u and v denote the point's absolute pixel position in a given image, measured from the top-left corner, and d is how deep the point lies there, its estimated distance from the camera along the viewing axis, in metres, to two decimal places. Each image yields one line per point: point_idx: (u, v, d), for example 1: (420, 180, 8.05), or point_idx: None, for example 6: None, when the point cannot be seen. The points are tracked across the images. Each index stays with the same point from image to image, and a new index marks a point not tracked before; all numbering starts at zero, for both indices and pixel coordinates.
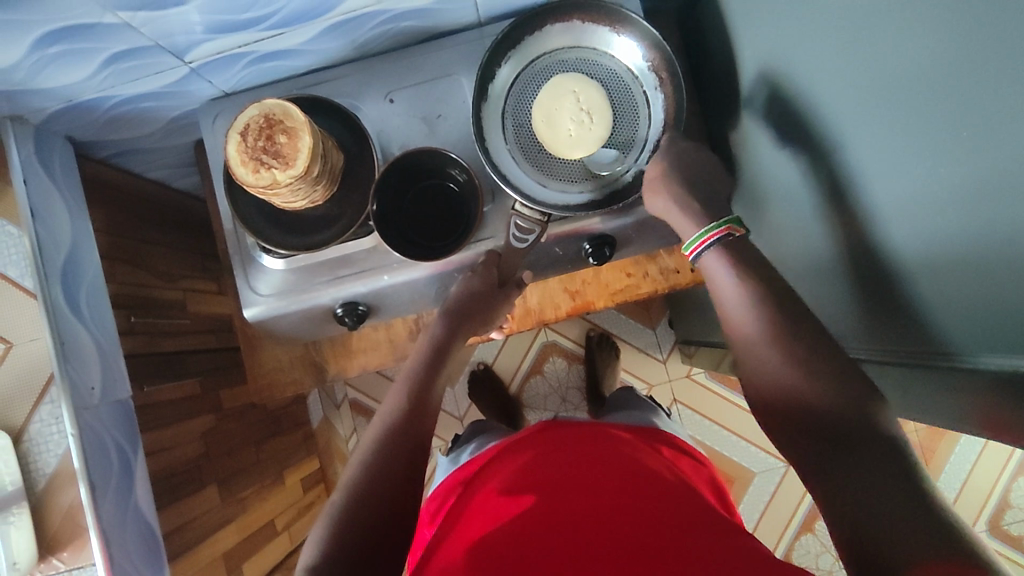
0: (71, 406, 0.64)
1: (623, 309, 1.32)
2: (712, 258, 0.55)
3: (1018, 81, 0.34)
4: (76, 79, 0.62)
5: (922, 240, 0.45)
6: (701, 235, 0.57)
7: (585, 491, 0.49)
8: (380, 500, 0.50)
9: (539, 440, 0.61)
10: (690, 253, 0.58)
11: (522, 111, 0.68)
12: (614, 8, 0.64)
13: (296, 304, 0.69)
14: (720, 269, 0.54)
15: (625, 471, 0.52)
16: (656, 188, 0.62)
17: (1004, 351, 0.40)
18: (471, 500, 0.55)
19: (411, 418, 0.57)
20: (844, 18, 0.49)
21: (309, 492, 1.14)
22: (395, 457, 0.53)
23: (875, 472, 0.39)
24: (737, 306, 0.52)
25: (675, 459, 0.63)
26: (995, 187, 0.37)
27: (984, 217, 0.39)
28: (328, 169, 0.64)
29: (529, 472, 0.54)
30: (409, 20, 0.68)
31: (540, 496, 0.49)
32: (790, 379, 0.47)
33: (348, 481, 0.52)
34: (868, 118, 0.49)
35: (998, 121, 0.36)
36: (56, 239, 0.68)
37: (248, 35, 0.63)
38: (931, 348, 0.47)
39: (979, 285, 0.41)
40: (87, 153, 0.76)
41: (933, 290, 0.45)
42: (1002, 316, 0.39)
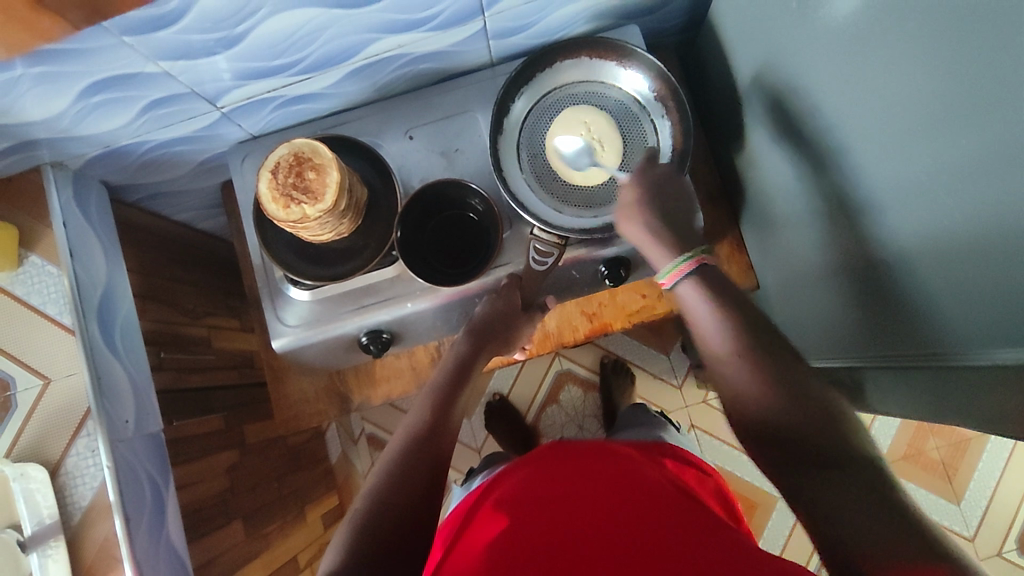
0: (107, 440, 0.65)
1: (636, 336, 1.34)
2: (689, 288, 0.56)
3: (1012, 89, 0.37)
4: (115, 126, 0.66)
5: (931, 243, 0.47)
6: (675, 266, 0.58)
7: (592, 500, 0.50)
8: (403, 508, 0.51)
9: (550, 451, 0.62)
10: (665, 282, 0.58)
11: (536, 142, 0.71)
12: (620, 43, 0.68)
13: (320, 334, 0.71)
14: (692, 295, 0.55)
15: (628, 480, 0.53)
16: (631, 216, 0.62)
17: (1009, 343, 0.42)
18: (479, 510, 0.56)
19: (432, 435, 0.58)
20: (841, 43, 0.52)
21: (328, 529, 1.14)
22: (414, 473, 0.54)
23: (843, 482, 0.41)
24: (702, 315, 0.54)
25: (681, 471, 0.64)
26: (998, 188, 0.40)
27: (990, 220, 0.41)
28: (354, 204, 0.67)
29: (532, 481, 0.55)
30: (427, 62, 0.72)
31: (548, 505, 0.50)
32: (767, 400, 0.48)
33: (364, 495, 0.53)
34: (869, 135, 0.52)
35: (997, 127, 0.39)
36: (93, 278, 0.70)
37: (277, 81, 0.67)
38: (939, 350, 0.49)
39: (988, 280, 0.43)
40: (119, 196, 0.80)
41: (941, 291, 0.47)
42: (1009, 311, 0.41)
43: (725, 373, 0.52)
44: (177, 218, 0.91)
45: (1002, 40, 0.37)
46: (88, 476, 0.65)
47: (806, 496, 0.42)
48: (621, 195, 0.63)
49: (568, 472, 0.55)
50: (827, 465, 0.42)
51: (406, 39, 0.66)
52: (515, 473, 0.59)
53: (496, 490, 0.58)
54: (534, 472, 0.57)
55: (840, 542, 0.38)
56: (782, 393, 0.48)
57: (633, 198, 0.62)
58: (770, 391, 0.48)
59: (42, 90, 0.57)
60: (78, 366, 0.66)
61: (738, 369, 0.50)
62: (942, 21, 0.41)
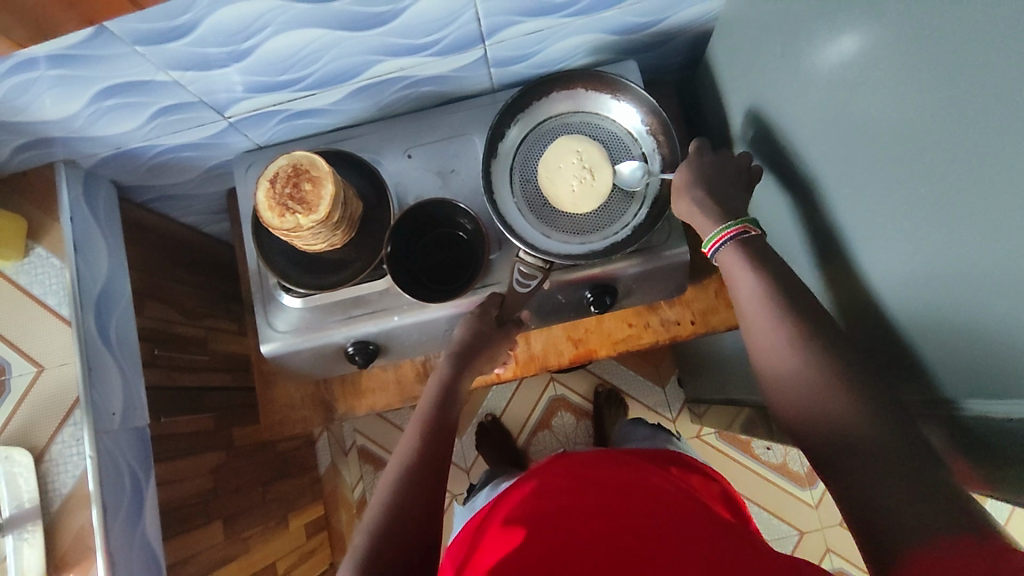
0: (93, 430, 0.67)
1: (633, 365, 1.34)
2: (729, 254, 0.57)
3: (981, 143, 0.38)
4: (126, 129, 0.69)
5: (911, 289, 0.48)
6: (717, 233, 0.58)
7: (591, 520, 0.49)
8: (401, 518, 0.52)
9: (547, 469, 0.62)
10: (708, 249, 0.59)
11: (529, 168, 0.73)
12: (614, 77, 0.70)
13: (309, 341, 0.73)
14: (738, 263, 0.56)
15: (621, 493, 0.53)
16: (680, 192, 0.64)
17: (1002, 397, 0.41)
18: (481, 536, 0.55)
19: (428, 455, 0.58)
20: (825, 86, 0.53)
21: (310, 539, 1.14)
22: (413, 500, 0.54)
23: (880, 479, 0.40)
24: (750, 298, 0.53)
25: (685, 476, 0.63)
26: (972, 237, 0.40)
27: (964, 267, 0.42)
28: (348, 216, 0.69)
29: (529, 503, 0.55)
30: (428, 85, 0.75)
31: (545, 528, 0.49)
32: (802, 373, 0.47)
33: (365, 529, 0.52)
34: (849, 177, 0.53)
35: (964, 178, 0.39)
36: (94, 273, 0.73)
37: (284, 95, 0.69)
38: (932, 398, 0.49)
39: (967, 328, 0.43)
40: (128, 196, 0.83)
41: (925, 331, 0.48)
42: (993, 359, 0.41)
43: (764, 352, 0.51)
44: (185, 221, 0.94)
45: (970, 90, 0.38)
46: (71, 464, 0.66)
47: (866, 514, 0.40)
48: (676, 175, 0.65)
49: (565, 492, 0.54)
50: (871, 467, 0.40)
51: (408, 63, 0.69)
52: (515, 494, 0.59)
53: (498, 511, 0.58)
54: (533, 492, 0.57)
55: (901, 561, 0.36)
56: (818, 366, 0.46)
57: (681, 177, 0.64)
58: (808, 362, 0.47)
59: (59, 91, 0.60)
60: (71, 357, 0.69)
61: (790, 361, 0.48)
62: (915, 72, 0.42)
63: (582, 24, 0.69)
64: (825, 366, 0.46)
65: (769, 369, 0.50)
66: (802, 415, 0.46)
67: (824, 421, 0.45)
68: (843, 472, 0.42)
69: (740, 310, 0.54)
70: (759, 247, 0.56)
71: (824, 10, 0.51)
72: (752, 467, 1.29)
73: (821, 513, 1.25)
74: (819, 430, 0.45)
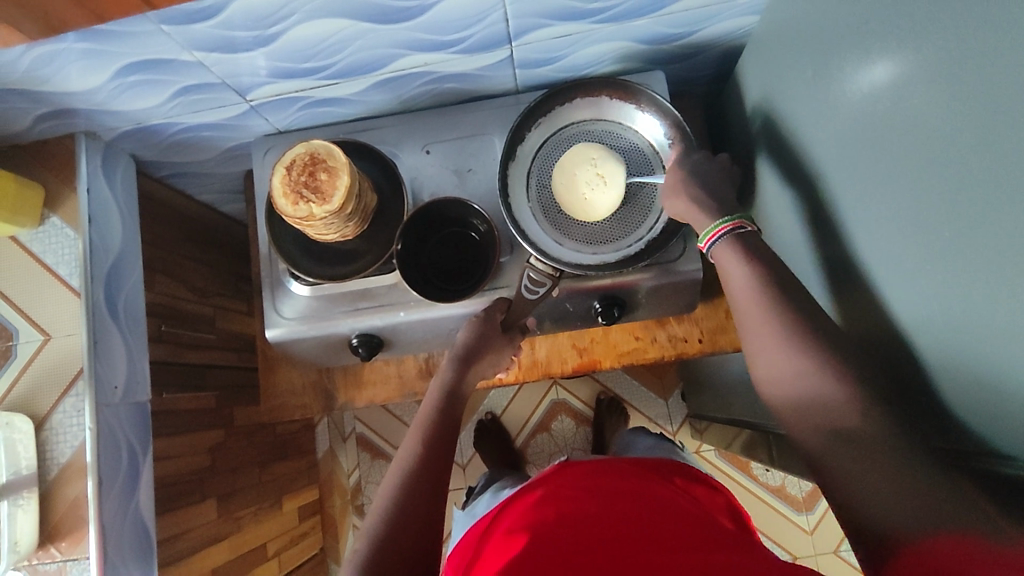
0: (95, 401, 0.68)
1: (636, 375, 1.33)
2: (724, 249, 0.56)
3: (1009, 193, 0.36)
4: (147, 105, 0.69)
5: (928, 331, 0.47)
6: (712, 228, 0.58)
7: (593, 536, 0.48)
8: (410, 514, 0.53)
9: (549, 478, 0.61)
10: (704, 245, 0.59)
11: (547, 173, 0.72)
12: (639, 87, 0.69)
13: (314, 330, 0.73)
14: (732, 260, 0.55)
15: (623, 506, 0.52)
16: (676, 189, 0.62)
17: (1017, 453, 0.40)
18: (483, 545, 0.54)
19: (431, 452, 0.58)
20: (854, 114, 0.52)
21: (302, 522, 1.15)
22: (416, 504, 0.53)
23: (898, 503, 0.40)
24: (755, 315, 0.53)
25: (687, 486, 0.62)
26: (992, 287, 0.39)
27: (982, 316, 0.40)
28: (361, 208, 0.69)
29: (533, 513, 0.54)
30: (452, 82, 0.75)
31: (547, 538, 0.48)
32: (810, 388, 0.48)
33: (365, 534, 0.52)
34: (872, 209, 0.52)
35: (990, 226, 0.38)
36: (106, 245, 0.74)
37: (307, 82, 0.69)
38: (943, 443, 0.48)
39: (980, 378, 0.42)
40: (147, 170, 0.83)
41: (935, 373, 0.47)
42: (1008, 413, 0.40)
43: (764, 362, 0.51)
44: (201, 199, 0.95)
45: (1002, 136, 0.36)
46: (70, 434, 0.67)
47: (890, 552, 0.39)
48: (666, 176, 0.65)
49: (569, 504, 0.53)
50: (888, 494, 0.40)
51: (433, 59, 0.68)
52: (520, 503, 0.58)
53: (501, 521, 0.56)
54: (537, 503, 0.55)
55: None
56: (827, 381, 0.47)
57: (674, 176, 0.64)
58: (818, 373, 0.48)
59: (84, 64, 0.60)
60: (77, 328, 0.69)
61: (808, 390, 0.48)
62: (948, 111, 0.41)
63: (611, 31, 0.68)
64: (835, 384, 0.47)
65: (769, 379, 0.51)
66: (822, 449, 0.46)
67: (834, 435, 0.45)
68: (861, 497, 0.42)
69: (747, 327, 0.54)
70: (752, 245, 0.56)
71: (858, 37, 0.50)
72: (751, 488, 1.27)
73: (816, 540, 1.24)
74: (839, 472, 0.44)
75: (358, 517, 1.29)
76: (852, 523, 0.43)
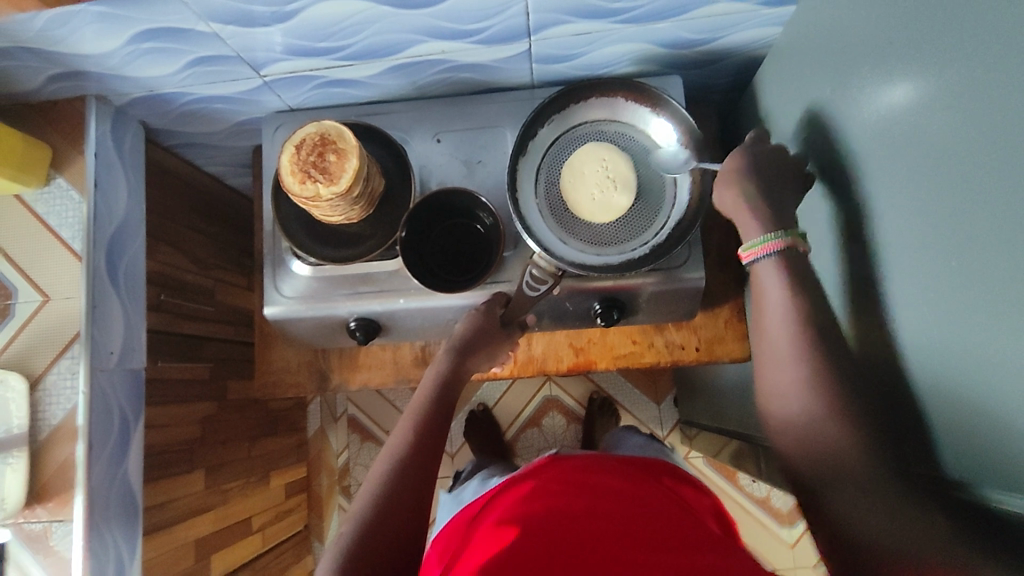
0: (89, 365, 0.68)
1: (631, 378, 1.33)
2: (765, 266, 0.56)
3: (1016, 228, 0.36)
4: (160, 73, 0.68)
5: (922, 359, 0.47)
6: (761, 241, 0.57)
7: (581, 533, 0.48)
8: (402, 500, 0.53)
9: (536, 472, 0.61)
10: (746, 255, 0.58)
11: (556, 170, 0.72)
12: (655, 91, 0.69)
13: (313, 310, 0.73)
14: (770, 279, 0.55)
15: (614, 506, 0.52)
16: (730, 179, 0.60)
17: (996, 489, 0.40)
18: (472, 535, 0.54)
19: (429, 444, 0.59)
20: (869, 135, 0.52)
21: (287, 499, 1.15)
22: (409, 492, 0.54)
23: (886, 536, 0.41)
24: (776, 333, 0.53)
25: (675, 486, 0.62)
26: (991, 321, 0.39)
27: (977, 349, 0.40)
28: (368, 193, 0.68)
29: (523, 506, 0.54)
30: (468, 72, 0.74)
31: (538, 532, 0.48)
32: (813, 414, 0.48)
33: (353, 518, 0.52)
34: (882, 232, 0.51)
35: (996, 260, 0.38)
36: (111, 210, 0.73)
37: (322, 62, 0.69)
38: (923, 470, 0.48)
39: (969, 411, 0.42)
40: (156, 139, 0.83)
41: (925, 402, 0.47)
42: (992, 450, 0.40)
43: (772, 380, 0.52)
44: (208, 171, 0.94)
45: (1012, 170, 0.36)
46: (63, 397, 0.67)
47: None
48: (727, 160, 0.61)
49: (559, 499, 0.53)
50: (875, 527, 0.42)
51: (450, 47, 0.68)
52: (512, 495, 0.57)
53: (490, 512, 0.56)
54: (529, 495, 0.55)
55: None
56: (829, 410, 0.48)
57: (736, 163, 0.60)
58: (822, 401, 0.48)
59: (98, 28, 0.59)
60: (76, 292, 0.69)
61: (811, 414, 0.48)
62: (962, 140, 0.40)
63: (631, 32, 0.68)
64: (835, 415, 0.47)
65: (773, 399, 0.51)
66: (815, 476, 0.47)
67: (830, 466, 0.46)
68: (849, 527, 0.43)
69: (764, 343, 0.54)
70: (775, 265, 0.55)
71: (880, 59, 0.50)
72: (735, 499, 1.27)
73: (797, 553, 1.25)
74: (829, 499, 0.45)
75: (344, 498, 1.30)
76: (834, 551, 0.44)
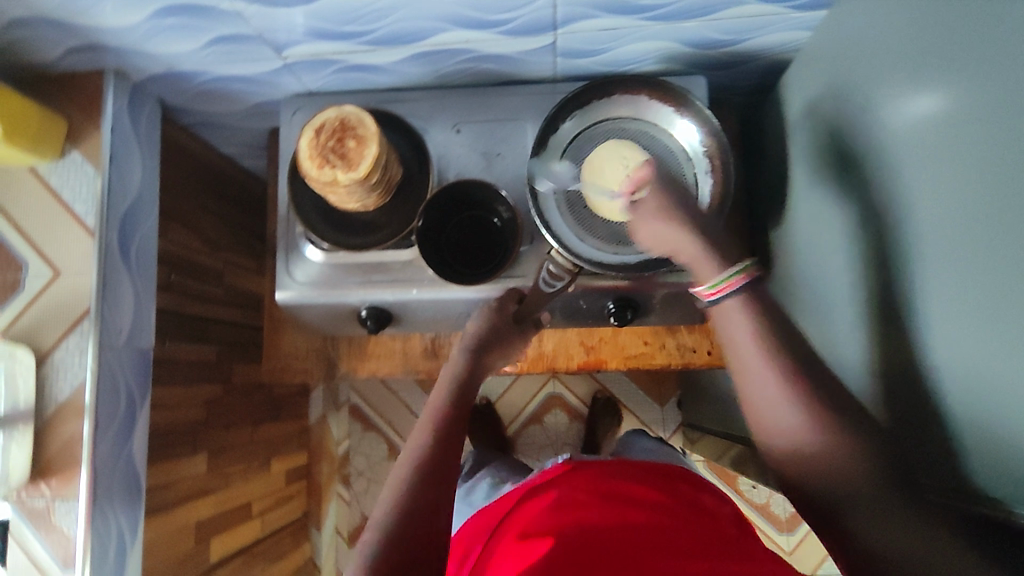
0: (99, 342, 0.67)
1: (636, 379, 1.32)
2: (732, 306, 0.52)
3: None
4: (180, 50, 0.67)
5: (950, 374, 0.46)
6: (722, 279, 0.53)
7: (611, 554, 0.47)
8: (419, 512, 0.51)
9: (559, 480, 0.61)
10: (709, 295, 0.54)
11: (576, 166, 0.71)
12: (680, 91, 0.68)
13: (324, 297, 0.73)
14: (735, 319, 0.52)
15: (641, 522, 0.51)
16: (652, 215, 0.56)
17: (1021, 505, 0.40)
18: (500, 544, 0.54)
19: (443, 449, 0.56)
20: (902, 146, 0.52)
21: (288, 485, 1.15)
22: (427, 503, 0.52)
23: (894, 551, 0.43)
24: (758, 371, 0.50)
25: (695, 491, 0.60)
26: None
27: (1010, 366, 0.40)
28: (386, 180, 0.68)
29: (549, 517, 0.53)
30: (491, 63, 0.73)
31: (568, 545, 0.48)
32: (816, 447, 0.47)
33: (370, 534, 0.50)
34: (911, 244, 0.51)
35: None
36: (125, 187, 0.73)
37: (345, 45, 0.68)
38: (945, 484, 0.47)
39: (1000, 428, 0.41)
40: (172, 117, 0.82)
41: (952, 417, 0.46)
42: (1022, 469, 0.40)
43: (767, 416, 0.49)
44: (223, 151, 0.94)
45: None
46: (71, 373, 0.67)
47: None
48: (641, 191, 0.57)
49: (584, 512, 0.53)
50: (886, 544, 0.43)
51: (474, 37, 0.67)
52: (537, 504, 0.57)
53: (515, 522, 0.56)
54: (554, 508, 0.55)
55: None
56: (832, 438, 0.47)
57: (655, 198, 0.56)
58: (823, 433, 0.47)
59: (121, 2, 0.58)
60: (88, 269, 0.69)
61: (815, 445, 0.47)
62: (1000, 152, 0.40)
63: (659, 30, 0.67)
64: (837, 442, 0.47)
65: (766, 435, 0.49)
66: (829, 498, 0.47)
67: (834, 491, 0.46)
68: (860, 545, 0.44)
69: (742, 380, 0.51)
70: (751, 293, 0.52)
71: (917, 69, 0.49)
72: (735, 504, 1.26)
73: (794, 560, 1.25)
74: (842, 521, 0.46)
75: (343, 487, 1.30)
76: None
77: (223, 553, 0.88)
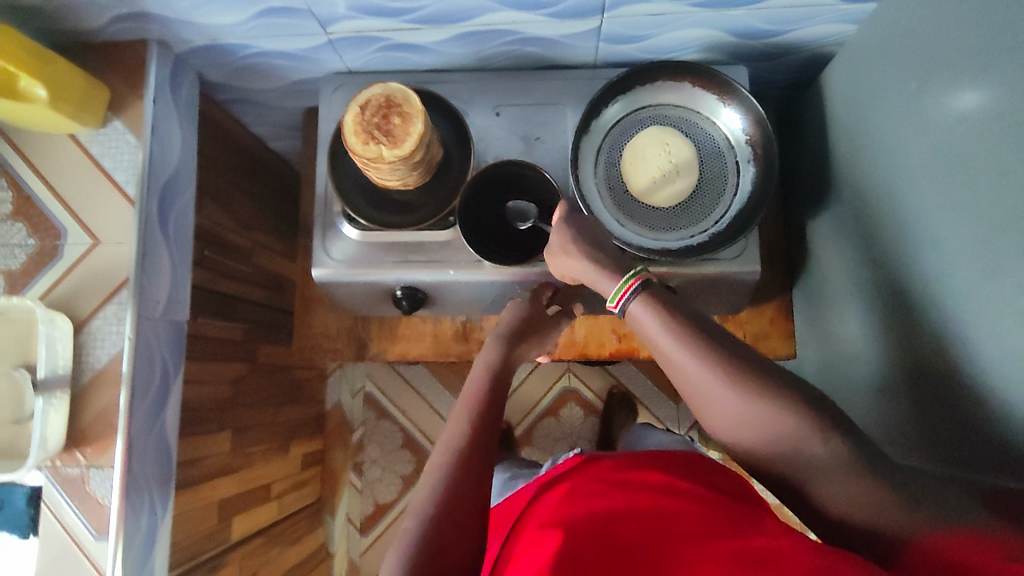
0: (137, 311, 0.67)
1: (652, 375, 1.32)
2: (638, 307, 0.53)
3: None
4: (227, 22, 0.67)
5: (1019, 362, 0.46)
6: (621, 287, 0.55)
7: (631, 539, 0.47)
8: (452, 500, 0.51)
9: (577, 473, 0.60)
10: (614, 306, 0.55)
11: (616, 151, 0.71)
12: (727, 79, 0.68)
13: (360, 275, 0.73)
14: (647, 316, 0.52)
15: (664, 507, 0.50)
16: (566, 249, 0.60)
17: None
18: (523, 536, 0.53)
19: (469, 436, 0.56)
20: (953, 139, 0.52)
21: (303, 470, 1.15)
22: (459, 491, 0.51)
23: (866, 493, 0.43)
24: (684, 360, 0.50)
25: (714, 477, 0.59)
26: None
27: None
28: (427, 159, 0.67)
29: (567, 507, 0.53)
30: (534, 46, 0.73)
31: (589, 532, 0.48)
32: (762, 416, 0.46)
33: (405, 525, 0.50)
34: (967, 234, 0.51)
35: None
36: (165, 157, 0.73)
37: (391, 23, 0.68)
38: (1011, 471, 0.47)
39: None
40: (210, 92, 0.82)
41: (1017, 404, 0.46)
42: None
43: (711, 403, 0.49)
44: (253, 131, 0.94)
45: None
46: (108, 341, 0.67)
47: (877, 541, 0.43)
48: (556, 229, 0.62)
49: (601, 499, 0.52)
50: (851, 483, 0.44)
51: (521, 18, 0.67)
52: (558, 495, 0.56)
53: (536, 515, 0.55)
54: (569, 498, 0.54)
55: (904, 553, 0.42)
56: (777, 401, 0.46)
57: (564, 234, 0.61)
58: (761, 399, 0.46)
59: None
60: (127, 238, 0.68)
61: (772, 422, 0.46)
62: None
63: (707, 16, 0.67)
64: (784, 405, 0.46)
65: (716, 417, 0.49)
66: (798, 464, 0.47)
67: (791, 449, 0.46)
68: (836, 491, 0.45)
69: (675, 372, 0.51)
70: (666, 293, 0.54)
71: (975, 59, 0.49)
72: None
73: None
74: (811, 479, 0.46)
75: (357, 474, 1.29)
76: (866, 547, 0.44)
77: (245, 532, 0.88)
